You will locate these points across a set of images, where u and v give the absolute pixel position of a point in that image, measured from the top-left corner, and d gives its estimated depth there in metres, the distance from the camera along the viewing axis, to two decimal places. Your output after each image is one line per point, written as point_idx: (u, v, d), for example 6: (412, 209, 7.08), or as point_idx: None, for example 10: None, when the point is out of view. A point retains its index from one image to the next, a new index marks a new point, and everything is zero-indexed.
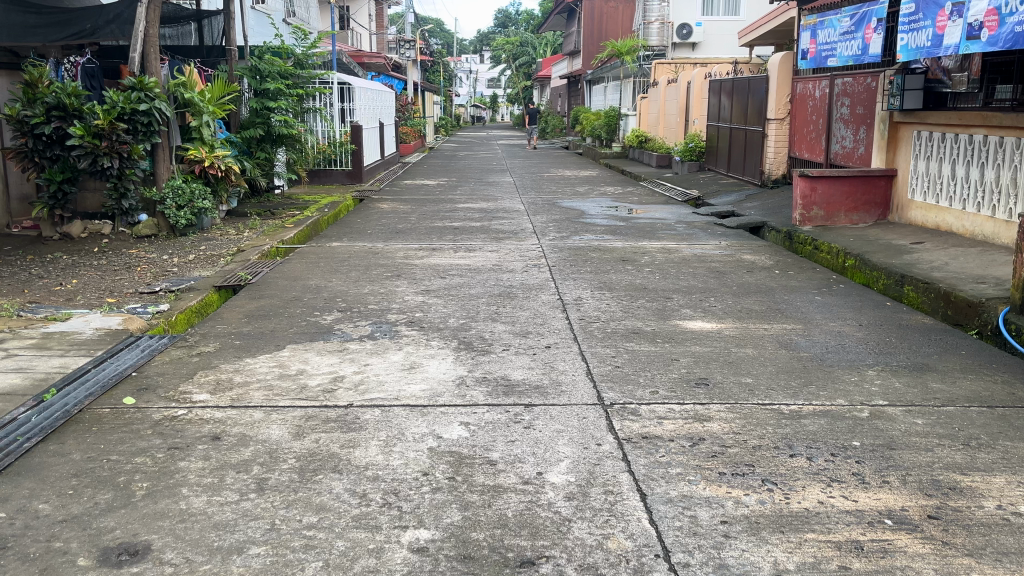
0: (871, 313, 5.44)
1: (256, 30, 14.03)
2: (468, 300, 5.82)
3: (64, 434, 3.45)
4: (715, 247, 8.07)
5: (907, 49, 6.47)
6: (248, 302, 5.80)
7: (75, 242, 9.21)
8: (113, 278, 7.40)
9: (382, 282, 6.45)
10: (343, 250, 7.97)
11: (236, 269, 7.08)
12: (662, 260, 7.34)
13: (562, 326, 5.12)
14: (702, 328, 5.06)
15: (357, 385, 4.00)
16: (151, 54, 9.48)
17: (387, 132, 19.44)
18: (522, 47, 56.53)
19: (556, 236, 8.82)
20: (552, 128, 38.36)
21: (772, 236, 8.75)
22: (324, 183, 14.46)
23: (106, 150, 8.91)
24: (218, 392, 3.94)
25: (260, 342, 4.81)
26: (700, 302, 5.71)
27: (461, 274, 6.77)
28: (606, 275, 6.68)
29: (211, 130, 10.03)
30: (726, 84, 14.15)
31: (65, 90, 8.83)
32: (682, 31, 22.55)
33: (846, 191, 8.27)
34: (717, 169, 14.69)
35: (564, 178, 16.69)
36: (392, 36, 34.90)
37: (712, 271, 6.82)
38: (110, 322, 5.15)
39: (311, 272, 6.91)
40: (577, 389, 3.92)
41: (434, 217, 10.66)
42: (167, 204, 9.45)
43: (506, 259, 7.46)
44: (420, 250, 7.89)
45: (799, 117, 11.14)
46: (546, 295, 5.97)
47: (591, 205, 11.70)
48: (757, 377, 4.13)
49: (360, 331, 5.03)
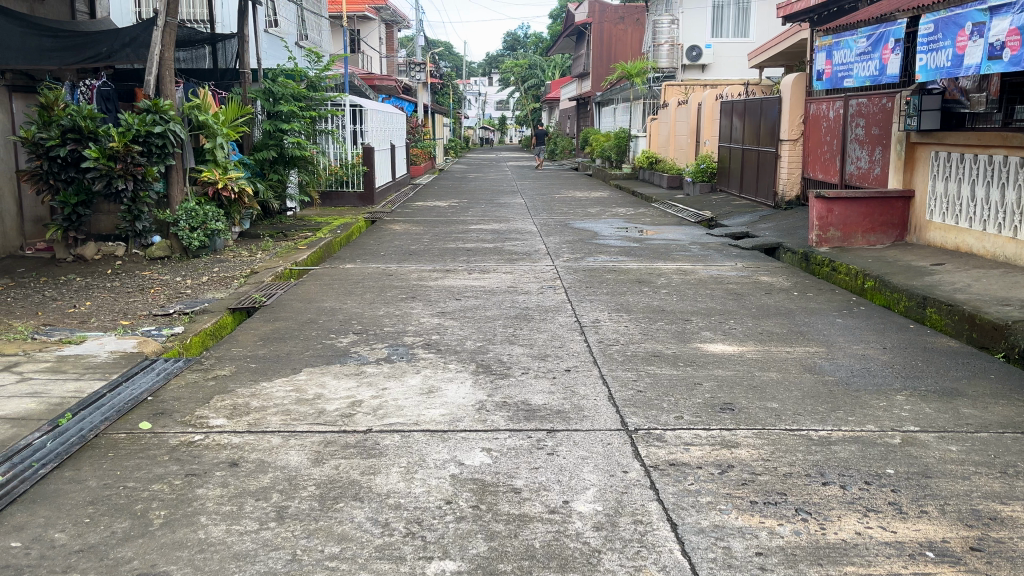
0: (895, 336, 5.35)
1: (269, 53, 14.11)
2: (484, 322, 5.76)
3: (79, 459, 3.39)
4: (731, 268, 7.99)
5: (927, 70, 6.41)
6: (263, 324, 5.76)
7: (89, 264, 9.24)
8: (126, 300, 7.38)
9: (397, 304, 6.40)
10: (357, 272, 7.93)
11: (250, 290, 7.05)
12: (678, 281, 7.28)
13: (582, 348, 5.04)
14: (724, 351, 4.99)
15: (375, 410, 3.93)
16: (166, 77, 9.52)
17: (398, 154, 19.48)
18: (530, 70, 56.87)
19: (570, 257, 8.76)
20: (561, 150, 38.48)
21: (788, 257, 8.68)
22: (337, 204, 14.48)
23: (120, 172, 8.94)
24: (235, 416, 3.88)
25: (276, 365, 4.75)
26: (720, 324, 5.64)
27: (476, 295, 6.71)
28: (622, 297, 6.61)
29: (224, 152, 10.08)
30: (737, 105, 14.14)
31: (80, 113, 8.87)
32: (692, 53, 22.62)
33: (863, 212, 8.22)
34: (729, 190, 14.64)
35: (575, 200, 16.67)
36: (402, 59, 35.15)
37: (730, 293, 6.75)
38: (125, 344, 5.10)
39: (325, 294, 6.87)
40: (599, 415, 3.85)
41: (447, 238, 10.62)
42: (181, 225, 9.47)
43: (521, 280, 7.40)
44: (434, 272, 7.84)
45: (812, 138, 11.11)
46: (563, 317, 5.91)
47: (603, 226, 11.66)
48: (783, 402, 4.04)
49: (376, 353, 4.97)
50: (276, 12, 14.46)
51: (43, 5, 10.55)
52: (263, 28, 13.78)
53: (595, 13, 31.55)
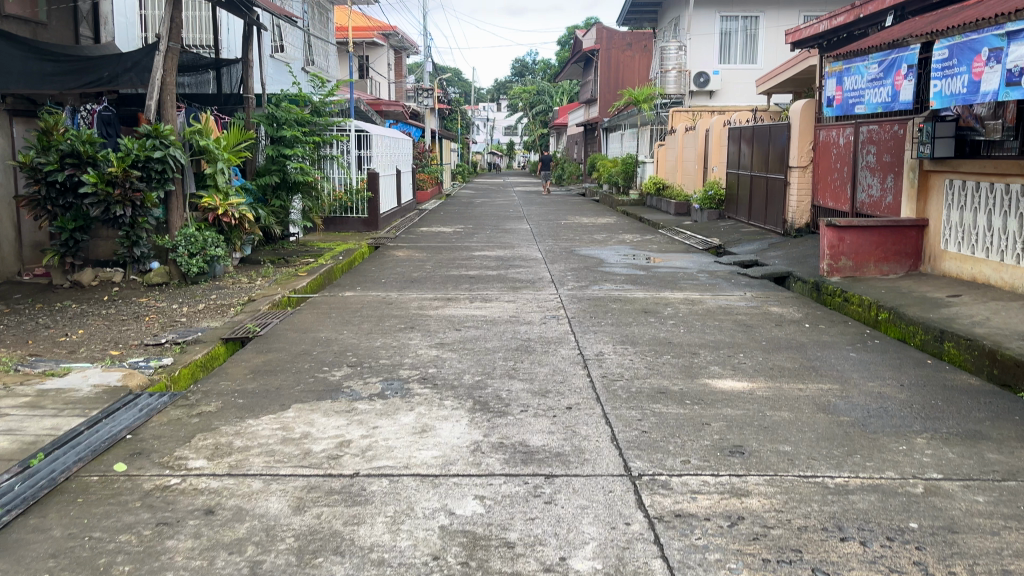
0: (912, 372, 5.11)
1: (274, 78, 14.08)
2: (483, 355, 5.55)
3: (46, 506, 3.19)
4: (740, 298, 7.78)
5: (941, 96, 6.23)
6: (255, 356, 5.58)
7: (86, 290, 9.10)
8: (119, 329, 7.21)
9: (394, 335, 6.20)
10: (355, 301, 7.74)
11: (245, 319, 6.88)
12: (686, 312, 7.07)
13: (584, 384, 4.82)
14: (734, 388, 4.76)
15: (364, 452, 3.72)
16: (167, 102, 9.44)
17: (404, 179, 19.42)
18: (538, 95, 57.04)
19: (575, 285, 8.56)
20: (568, 175, 38.48)
21: (798, 287, 8.47)
22: (340, 230, 14.35)
23: (119, 198, 8.83)
24: (216, 458, 3.68)
25: (263, 401, 4.55)
26: (729, 358, 5.42)
27: (477, 326, 6.51)
28: (628, 328, 6.41)
29: (225, 177, 9.94)
30: (746, 131, 14.00)
31: (80, 137, 8.77)
32: (699, 79, 22.49)
33: (876, 241, 8.00)
34: (738, 217, 14.45)
35: (581, 226, 16.52)
36: (410, 85, 35.29)
37: (740, 325, 6.53)
38: (110, 377, 4.91)
39: (322, 323, 6.68)
40: (601, 458, 3.62)
41: (450, 265, 10.45)
42: (179, 251, 9.32)
43: (523, 309, 7.20)
44: (435, 300, 7.66)
45: (822, 165, 10.93)
46: (566, 349, 5.69)
47: (609, 253, 11.47)
48: (797, 446, 3.80)
49: (370, 389, 4.76)
50: (282, 38, 14.46)
51: (47, 30, 10.53)
52: (268, 53, 13.77)
53: (603, 39, 31.57)
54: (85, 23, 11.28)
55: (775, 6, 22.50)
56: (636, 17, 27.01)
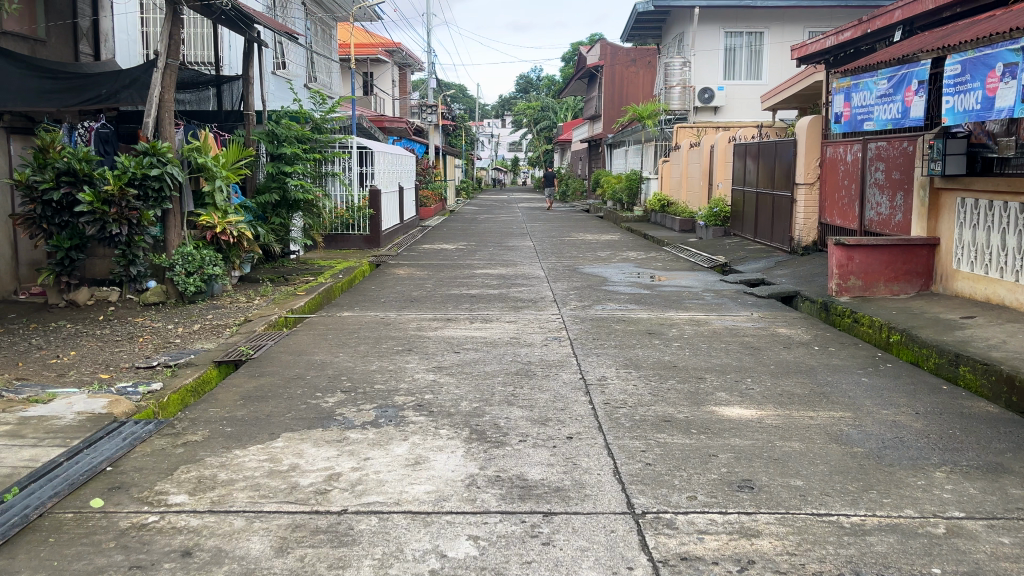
0: (928, 399, 4.92)
1: (275, 95, 14.00)
2: (482, 379, 5.37)
3: (15, 546, 3.02)
4: (747, 319, 7.59)
5: (954, 112, 6.08)
6: (247, 381, 5.41)
7: (81, 309, 8.95)
8: (111, 351, 7.06)
9: (391, 357, 6.04)
10: (353, 321, 7.58)
11: (239, 341, 6.71)
12: (691, 333, 6.89)
13: (586, 412, 4.62)
14: (741, 416, 4.58)
15: (354, 486, 3.54)
16: (165, 119, 9.33)
17: (407, 196, 19.30)
18: (543, 112, 57.09)
19: (577, 305, 8.38)
20: (572, 191, 38.42)
21: (806, 306, 8.30)
22: (341, 247, 14.21)
23: (115, 216, 8.70)
24: (198, 493, 3.50)
25: (252, 430, 4.37)
26: (736, 383, 5.24)
27: (476, 348, 6.33)
28: (631, 350, 6.23)
29: (224, 195, 9.82)
30: (751, 147, 13.86)
31: (76, 155, 8.65)
32: (704, 95, 22.36)
33: (885, 260, 7.83)
34: (743, 234, 14.27)
35: (584, 243, 16.36)
36: (414, 101, 35.30)
37: (747, 347, 6.35)
38: (94, 404, 4.74)
39: (317, 346, 6.52)
40: (603, 494, 3.44)
41: (451, 283, 10.29)
42: (176, 270, 9.18)
43: (524, 331, 7.03)
44: (434, 321, 7.49)
45: (829, 182, 10.77)
46: (567, 373, 5.51)
47: (613, 271, 11.31)
48: (809, 480, 3.61)
49: (363, 416, 4.59)
50: (285, 55, 14.44)
51: (46, 47, 10.45)
52: (269, 70, 13.73)
53: (607, 56, 31.56)
54: (85, 41, 11.20)
55: (780, 22, 22.44)
56: (640, 34, 26.99)
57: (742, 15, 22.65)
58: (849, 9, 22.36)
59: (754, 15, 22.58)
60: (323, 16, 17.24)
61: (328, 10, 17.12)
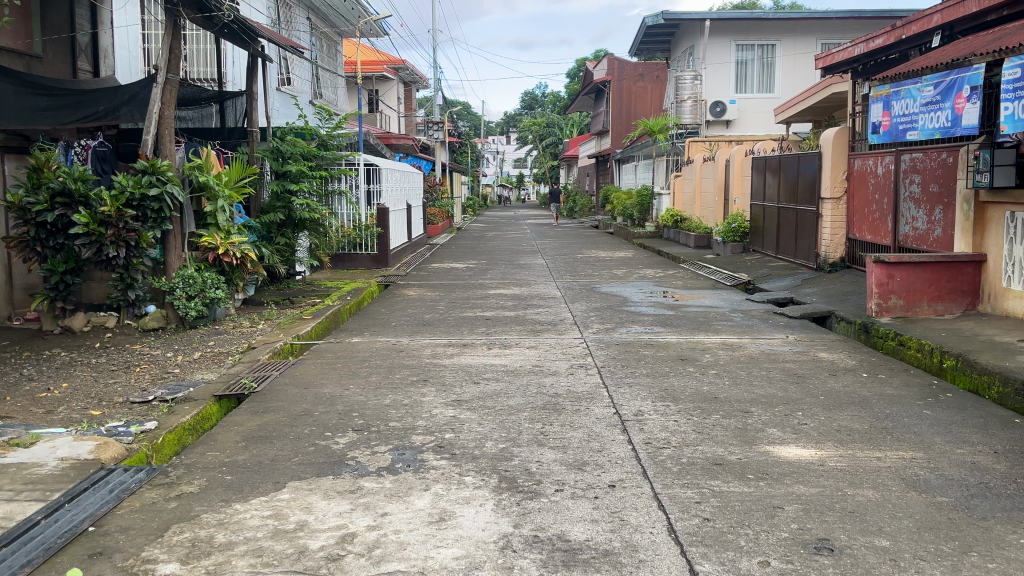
0: (1003, 435, 4.44)
1: (280, 112, 13.67)
2: (506, 415, 4.89)
3: None
4: (783, 342, 7.12)
5: (1015, 120, 5.65)
6: (249, 419, 4.95)
7: (76, 336, 8.53)
8: (106, 382, 6.63)
9: (406, 389, 5.57)
10: (363, 348, 7.12)
11: (242, 371, 6.26)
12: (726, 359, 6.42)
13: (626, 454, 4.15)
14: (801, 457, 4.09)
15: (371, 551, 3.07)
16: (165, 136, 8.93)
17: (415, 214, 18.91)
18: (548, 128, 56.81)
19: (600, 328, 7.92)
20: (580, 208, 38.02)
21: (843, 328, 7.82)
22: (349, 267, 13.78)
23: (112, 238, 8.28)
24: (190, 560, 3.02)
25: (254, 479, 3.90)
26: (787, 418, 4.76)
27: (498, 378, 5.85)
28: (665, 379, 5.76)
29: (226, 215, 9.40)
30: (771, 161, 13.41)
31: (72, 175, 8.26)
32: (715, 109, 21.99)
33: (928, 278, 7.36)
34: (764, 250, 13.79)
35: (598, 260, 15.89)
36: (420, 118, 35.02)
37: (790, 375, 5.88)
38: (80, 448, 4.28)
39: (325, 377, 6.06)
40: (660, 559, 2.97)
41: (464, 305, 9.84)
42: (176, 293, 8.73)
43: (546, 357, 6.56)
44: (450, 347, 7.02)
45: (858, 196, 10.31)
46: (599, 407, 5.03)
47: (631, 290, 10.85)
48: (896, 539, 3.13)
49: (378, 461, 4.11)
50: (290, 71, 14.08)
51: (43, 63, 10.09)
52: (274, 86, 13.36)
53: (614, 71, 31.23)
54: (84, 57, 10.92)
55: (792, 34, 22.08)
56: (649, 48, 26.68)
57: (753, 27, 22.29)
58: (863, 19, 21.99)
59: (765, 27, 22.21)
60: (329, 32, 16.92)
61: (334, 25, 16.79)
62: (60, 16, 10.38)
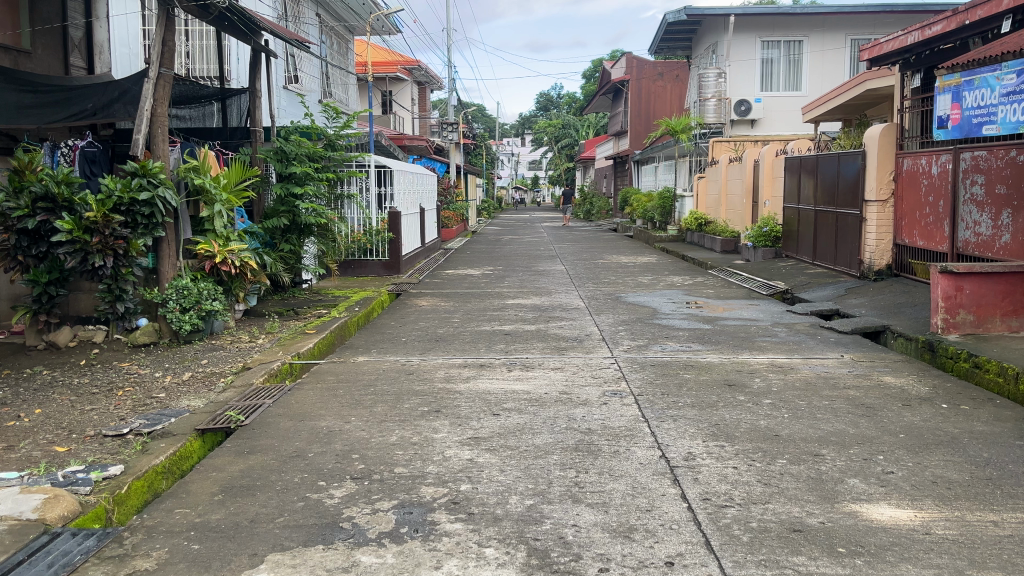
0: None
1: (286, 111, 13.03)
2: (533, 459, 4.13)
3: None
4: (840, 364, 6.34)
5: None
6: (230, 463, 4.22)
7: (61, 352, 7.86)
8: (83, 408, 5.93)
9: (416, 424, 4.82)
10: (369, 369, 6.39)
11: (233, 399, 5.55)
12: (780, 385, 5.65)
13: (683, 517, 3.40)
14: (899, 522, 3.31)
15: None
16: (158, 136, 8.23)
17: (428, 218, 18.22)
18: (564, 129, 56.04)
19: (631, 345, 7.15)
20: (598, 210, 37.21)
21: (903, 345, 7.04)
22: (358, 274, 13.09)
23: (97, 246, 7.57)
24: None
25: (226, 549, 3.18)
26: (867, 466, 3.99)
27: (521, 409, 5.09)
28: (714, 411, 4.99)
29: (224, 221, 8.64)
30: (807, 161, 12.59)
31: (55, 178, 7.57)
32: (740, 108, 21.20)
33: (1002, 290, 6.58)
34: (799, 256, 12.98)
35: (620, 266, 15.10)
36: (435, 119, 34.27)
37: (858, 406, 5.09)
38: (25, 503, 3.58)
39: (324, 406, 5.33)
40: None
41: (481, 317, 9.08)
42: (169, 306, 8.02)
43: (575, 382, 5.80)
44: (466, 369, 6.27)
45: (908, 198, 9.50)
46: (642, 449, 4.29)
47: (660, 300, 10.07)
48: None
49: (379, 524, 3.37)
50: (297, 68, 13.50)
51: (31, 58, 9.47)
52: (281, 83, 12.74)
53: (633, 70, 30.42)
54: (77, 52, 10.31)
55: (820, 29, 21.23)
56: (669, 45, 25.88)
57: (779, 23, 21.42)
58: (895, 13, 21.06)
59: (792, 22, 21.34)
60: (338, 27, 16.27)
61: (343, 21, 16.14)
62: (50, 8, 9.74)
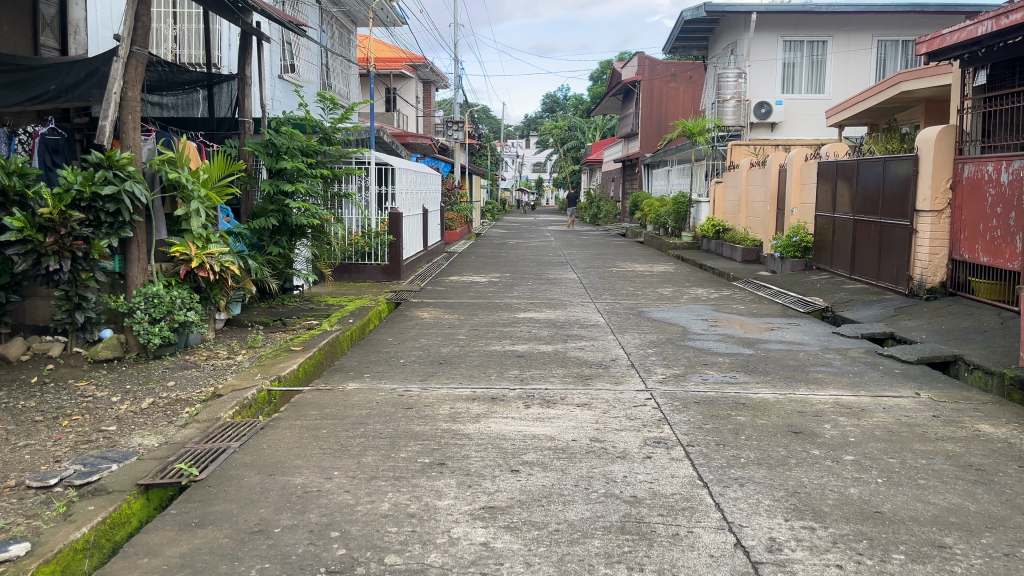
0: None
1: (280, 102, 12.08)
2: (568, 547, 3.12)
3: None
4: (917, 404, 5.33)
5: None
6: (169, 542, 3.22)
7: (9, 367, 6.77)
8: (15, 442, 4.89)
9: (413, 484, 3.82)
10: (360, 402, 5.38)
11: (194, 440, 4.55)
12: (858, 434, 4.66)
13: None
14: None
15: None
16: (128, 123, 7.16)
17: (431, 220, 17.26)
18: (569, 131, 55.21)
19: (667, 374, 6.14)
20: (604, 214, 36.18)
21: (982, 379, 6.04)
22: (356, 279, 12.14)
23: (52, 247, 6.52)
24: None
25: None
26: (1015, 568, 2.99)
27: (544, 464, 4.09)
28: (787, 473, 3.99)
29: (202, 220, 7.62)
30: (845, 167, 11.59)
31: (6, 167, 6.55)
32: (761, 109, 20.11)
33: None
34: (834, 269, 11.98)
35: (637, 275, 14.10)
36: (438, 118, 33.39)
37: (964, 468, 4.09)
38: None
39: (304, 453, 4.33)
40: None
41: (489, 334, 8.09)
42: (136, 316, 6.95)
43: (608, 425, 4.79)
44: (474, 405, 5.26)
45: (970, 208, 8.49)
46: (707, 531, 3.30)
47: (687, 317, 9.05)
48: None
49: None
50: (294, 57, 12.56)
51: None
52: (275, 73, 11.83)
53: (645, 70, 29.54)
54: (49, 31, 9.35)
55: (844, 29, 20.26)
56: (684, 44, 24.86)
57: (803, 22, 20.44)
58: (926, 14, 20.03)
59: (816, 21, 20.39)
60: (338, 13, 15.28)
61: (343, 8, 15.16)
62: None
